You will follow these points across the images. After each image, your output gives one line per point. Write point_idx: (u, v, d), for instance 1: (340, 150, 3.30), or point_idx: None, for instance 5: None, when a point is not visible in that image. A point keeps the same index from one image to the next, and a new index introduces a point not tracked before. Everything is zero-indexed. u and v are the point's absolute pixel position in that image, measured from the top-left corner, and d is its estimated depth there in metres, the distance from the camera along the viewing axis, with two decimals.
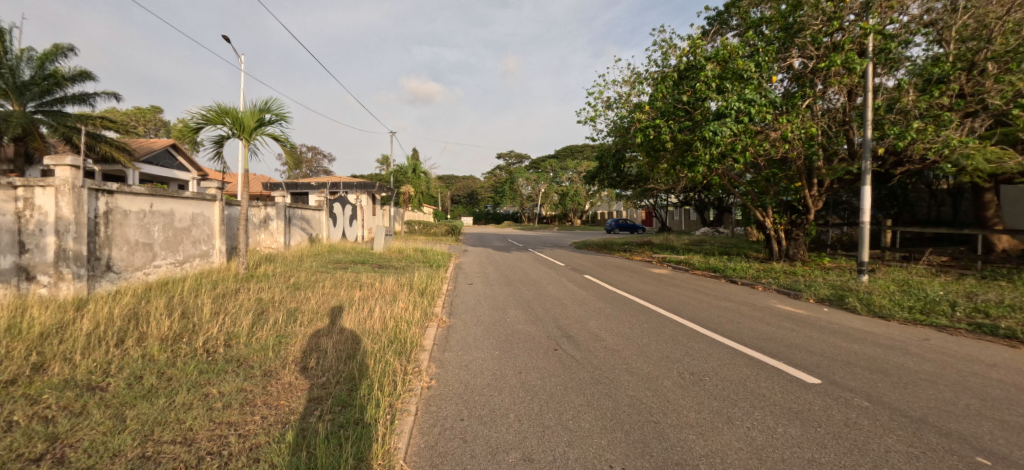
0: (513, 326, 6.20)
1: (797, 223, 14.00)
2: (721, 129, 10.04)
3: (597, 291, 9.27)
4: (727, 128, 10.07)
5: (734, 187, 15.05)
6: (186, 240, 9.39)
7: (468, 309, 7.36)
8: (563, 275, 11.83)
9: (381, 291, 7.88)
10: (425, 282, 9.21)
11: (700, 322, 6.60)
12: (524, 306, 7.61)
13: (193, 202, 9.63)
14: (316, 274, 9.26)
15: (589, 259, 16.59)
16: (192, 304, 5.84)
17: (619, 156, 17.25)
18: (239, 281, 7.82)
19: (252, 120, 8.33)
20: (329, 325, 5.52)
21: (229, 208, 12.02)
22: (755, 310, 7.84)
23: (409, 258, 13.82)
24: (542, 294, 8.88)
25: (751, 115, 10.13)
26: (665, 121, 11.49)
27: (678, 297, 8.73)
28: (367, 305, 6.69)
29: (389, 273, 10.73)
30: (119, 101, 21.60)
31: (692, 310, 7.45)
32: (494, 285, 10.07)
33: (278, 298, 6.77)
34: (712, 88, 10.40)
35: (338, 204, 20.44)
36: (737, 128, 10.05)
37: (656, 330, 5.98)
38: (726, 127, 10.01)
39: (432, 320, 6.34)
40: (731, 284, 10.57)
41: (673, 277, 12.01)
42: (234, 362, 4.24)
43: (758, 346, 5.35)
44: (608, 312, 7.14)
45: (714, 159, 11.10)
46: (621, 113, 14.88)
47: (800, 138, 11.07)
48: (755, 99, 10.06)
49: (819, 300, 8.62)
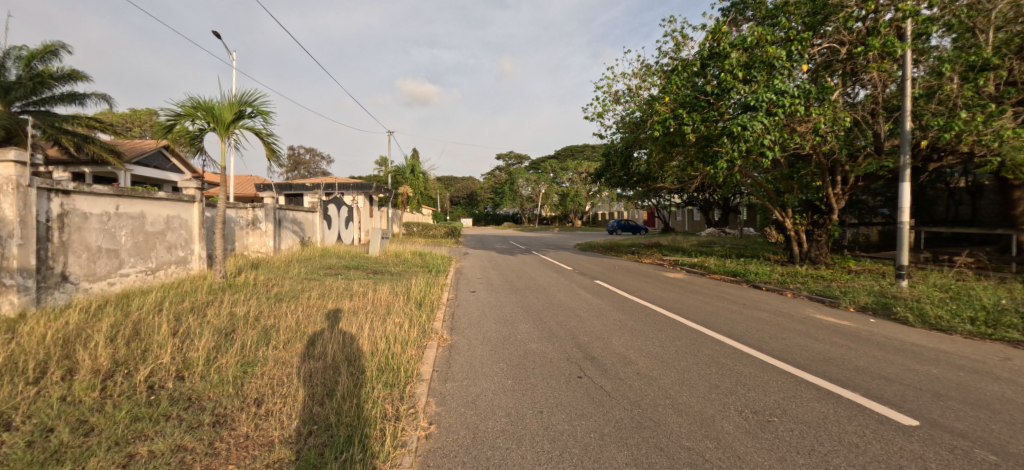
0: (525, 345, 5.34)
1: (819, 223, 13.11)
2: (751, 125, 9.26)
3: (613, 299, 8.39)
4: (759, 122, 9.29)
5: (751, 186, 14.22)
6: (159, 245, 8.50)
7: (471, 322, 6.49)
8: (573, 281, 10.95)
9: (374, 303, 7.01)
10: (422, 291, 8.34)
11: (738, 338, 5.73)
12: (534, 318, 6.74)
13: (167, 204, 8.76)
14: (301, 282, 8.37)
15: (597, 263, 15.69)
16: (153, 323, 4.98)
17: (628, 153, 16.42)
18: (212, 291, 6.94)
19: (229, 113, 7.37)
20: (310, 348, 4.66)
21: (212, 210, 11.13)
22: (793, 321, 6.97)
23: (406, 263, 12.92)
24: (552, 303, 8.00)
25: (782, 108, 9.33)
26: (686, 114, 10.68)
27: (703, 306, 7.86)
28: (357, 321, 5.82)
29: (383, 280, 9.82)
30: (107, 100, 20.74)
31: (724, 323, 6.57)
32: (499, 293, 9.17)
33: (257, 312, 5.91)
34: (739, 78, 9.61)
35: (333, 205, 19.53)
36: (768, 123, 9.28)
37: (692, 350, 5.11)
38: (757, 122, 9.24)
39: (431, 338, 5.48)
40: (756, 291, 9.69)
41: (691, 282, 11.13)
42: (182, 405, 3.36)
43: (819, 371, 4.49)
44: (630, 326, 6.27)
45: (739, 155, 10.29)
46: (632, 107, 14.06)
47: (831, 131, 10.27)
48: (786, 91, 9.26)
49: (861, 308, 7.75)
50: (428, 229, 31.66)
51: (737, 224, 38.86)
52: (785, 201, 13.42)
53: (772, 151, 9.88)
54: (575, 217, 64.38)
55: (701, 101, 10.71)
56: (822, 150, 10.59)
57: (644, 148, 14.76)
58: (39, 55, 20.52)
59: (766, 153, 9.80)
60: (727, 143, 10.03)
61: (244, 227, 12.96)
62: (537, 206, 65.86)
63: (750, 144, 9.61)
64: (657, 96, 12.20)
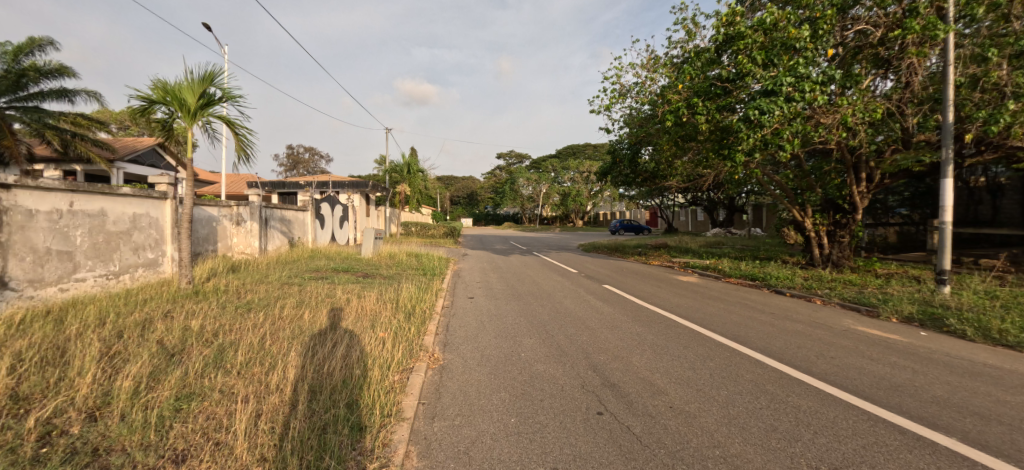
0: (531, 366, 4.54)
1: (841, 223, 12.27)
2: (770, 111, 8.34)
3: (626, 306, 7.58)
4: (778, 108, 8.39)
5: (768, 183, 13.36)
6: (123, 246, 7.67)
7: (468, 336, 5.66)
8: (580, 285, 10.10)
9: (359, 313, 6.18)
10: (411, 297, 7.48)
11: (780, 357, 4.93)
12: (539, 330, 5.92)
13: (134, 201, 7.93)
14: (281, 288, 7.55)
15: (603, 264, 14.84)
16: (79, 342, 4.13)
17: (637, 148, 15.58)
18: (175, 299, 6.13)
19: (194, 97, 6.58)
20: (272, 372, 3.85)
21: None
22: (834, 333, 6.14)
23: (400, 265, 12.11)
24: (559, 311, 7.17)
25: (804, 94, 8.39)
26: (698, 103, 9.87)
27: (730, 316, 7.05)
28: (334, 336, 5.00)
29: (373, 285, 8.99)
30: (93, 95, 19.86)
31: (758, 337, 5.76)
32: (498, 299, 8.33)
33: (222, 326, 5.09)
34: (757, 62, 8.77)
35: (326, 204, 18.70)
36: (789, 108, 8.38)
37: (731, 375, 4.30)
38: (777, 106, 8.33)
39: (419, 357, 4.65)
40: (781, 297, 8.88)
41: (707, 287, 10.30)
42: (80, 462, 2.53)
43: (892, 404, 3.69)
44: (651, 341, 5.45)
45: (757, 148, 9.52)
46: (641, 100, 13.20)
47: (861, 124, 9.36)
48: (807, 75, 8.35)
49: (905, 319, 6.93)
50: (426, 229, 30.81)
51: (742, 225, 38.00)
52: (804, 198, 12.54)
53: (790, 146, 9.04)
54: (576, 217, 63.55)
55: (716, 87, 9.94)
56: (851, 143, 9.72)
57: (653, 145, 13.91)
58: (25, 49, 19.36)
59: (782, 146, 8.93)
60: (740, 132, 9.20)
61: (228, 226, 12.12)
62: (538, 206, 65.00)
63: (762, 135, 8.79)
64: (668, 85, 11.39)
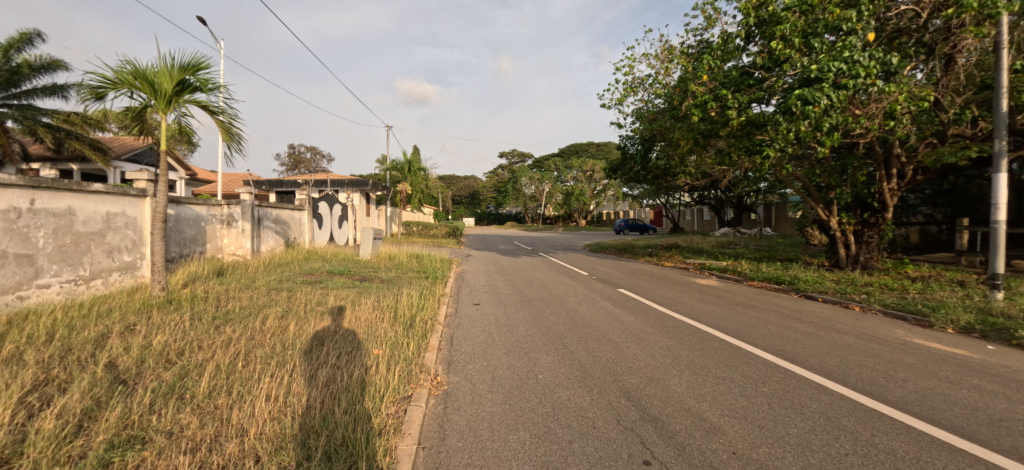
0: (553, 393, 3.82)
1: (870, 222, 11.57)
2: (817, 100, 7.38)
3: (648, 314, 6.86)
4: (826, 96, 7.39)
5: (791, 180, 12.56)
6: (95, 249, 6.98)
7: (475, 353, 4.91)
8: (594, 290, 9.37)
9: (351, 324, 5.46)
10: (410, 305, 6.74)
11: (843, 381, 4.20)
12: (555, 345, 5.19)
13: (107, 198, 7.23)
14: (266, 295, 6.83)
15: (614, 266, 14.11)
16: (6, 369, 3.39)
17: (649, 144, 14.77)
18: (146, 309, 5.43)
19: (169, 82, 5.86)
20: (236, 407, 3.13)
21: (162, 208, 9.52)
22: (891, 347, 5.40)
23: (400, 268, 11.40)
24: (575, 320, 6.44)
25: (856, 79, 7.37)
26: (726, 95, 8.89)
27: (766, 325, 6.32)
28: (320, 354, 4.27)
29: (370, 290, 8.28)
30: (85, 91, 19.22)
31: (807, 353, 5.03)
32: (505, 306, 7.56)
33: (190, 344, 4.35)
34: (795, 46, 8.00)
35: (324, 203, 18.01)
36: (837, 97, 7.37)
37: (793, 405, 3.58)
38: (825, 93, 7.33)
39: (420, 381, 3.91)
40: (814, 303, 8.15)
41: (730, 291, 9.57)
42: None
43: (1009, 450, 2.95)
44: (687, 359, 4.74)
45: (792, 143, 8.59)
46: (655, 93, 12.38)
47: (908, 113, 8.31)
48: (861, 59, 7.36)
49: (964, 330, 6.18)
50: (428, 229, 30.13)
51: (750, 224, 37.16)
52: (829, 196, 11.74)
53: (832, 137, 7.99)
54: (579, 217, 62.78)
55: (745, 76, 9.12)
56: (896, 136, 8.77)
57: (667, 141, 13.10)
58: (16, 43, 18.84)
59: (826, 139, 7.92)
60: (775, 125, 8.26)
61: (218, 227, 11.45)
62: (541, 205, 64.25)
63: (801, 127, 7.85)
64: (686, 75, 10.62)
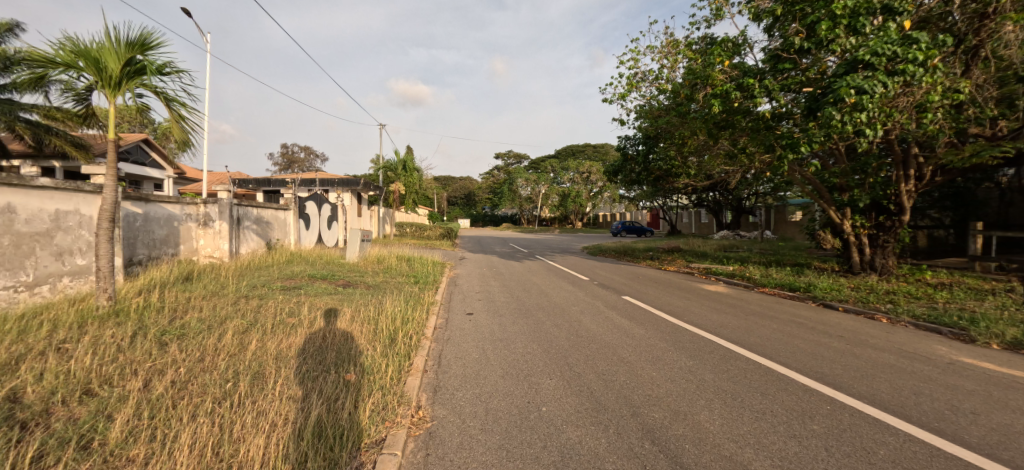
0: (561, 434, 3.10)
1: (886, 226, 10.97)
2: (874, 88, 6.57)
3: (660, 327, 6.18)
4: (880, 84, 6.63)
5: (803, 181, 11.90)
6: (39, 252, 6.20)
7: (463, 378, 4.16)
8: (597, 297, 8.69)
9: (323, 342, 4.72)
10: (394, 317, 6.01)
11: (905, 416, 3.52)
12: (559, 367, 4.48)
13: (55, 195, 6.45)
14: (232, 304, 6.08)
15: (615, 270, 13.42)
16: None
17: (652, 143, 14.04)
18: (84, 322, 4.67)
19: (116, 62, 5.16)
20: (151, 463, 2.39)
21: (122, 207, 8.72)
22: (940, 368, 4.75)
23: (389, 272, 10.67)
24: (580, 334, 5.74)
25: (912, 64, 6.67)
26: (754, 82, 8.01)
27: (793, 341, 5.65)
28: (273, 386, 3.50)
29: (352, 298, 7.54)
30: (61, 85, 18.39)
31: (850, 378, 4.36)
32: (499, 315, 6.83)
33: (119, 371, 3.57)
34: (841, 26, 7.11)
35: (312, 203, 17.24)
36: (891, 84, 6.62)
37: (857, 451, 2.90)
38: (881, 80, 6.56)
39: (397, 419, 3.18)
40: (835, 314, 7.50)
41: (742, 299, 8.91)
42: None
43: None
44: (714, 385, 4.05)
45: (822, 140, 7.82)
46: (659, 90, 11.68)
47: (943, 107, 7.81)
48: (921, 40, 6.67)
49: (1012, 346, 5.54)
50: (421, 230, 29.32)
51: (749, 228, 36.61)
52: (842, 197, 11.10)
53: (872, 131, 7.28)
54: (576, 219, 62.11)
55: (772, 64, 8.33)
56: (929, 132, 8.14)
57: (672, 140, 12.44)
58: None
59: (867, 132, 7.14)
60: (819, 118, 7.43)
61: (193, 227, 10.72)
62: (536, 207, 63.51)
63: (858, 119, 6.92)
64: (694, 67, 9.97)
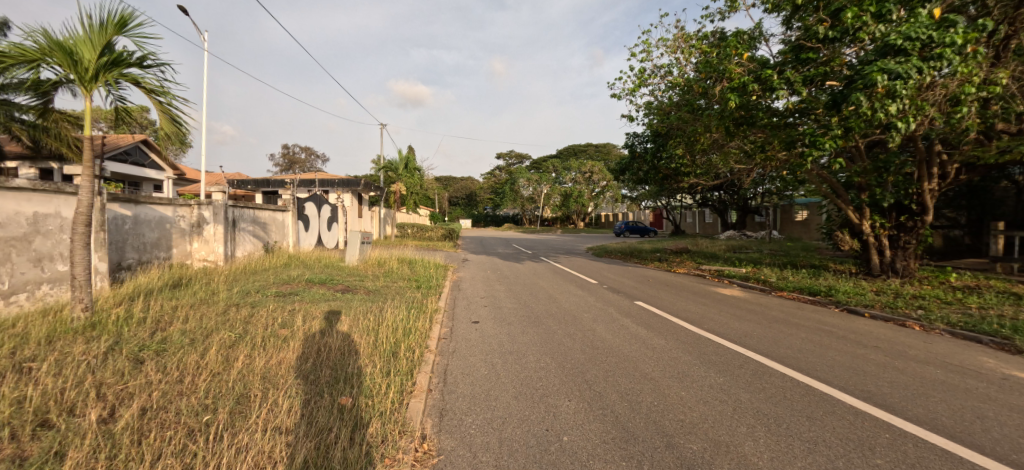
0: None
1: (907, 226, 10.53)
2: (909, 74, 6.14)
3: (681, 337, 5.75)
4: (915, 69, 6.20)
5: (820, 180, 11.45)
6: (15, 257, 5.79)
7: (471, 400, 3.73)
8: (609, 301, 8.26)
9: (316, 358, 4.30)
10: (395, 326, 5.58)
11: (976, 447, 3.09)
12: (577, 386, 4.06)
13: (33, 197, 6.05)
14: (221, 313, 5.66)
15: (624, 273, 12.99)
16: None
17: (662, 141, 13.59)
18: (57, 335, 4.28)
19: (90, 51, 4.76)
20: None
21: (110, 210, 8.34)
22: (994, 384, 4.31)
23: (390, 276, 10.25)
24: (596, 346, 5.31)
25: (948, 49, 6.25)
26: (775, 74, 7.62)
27: (827, 353, 5.22)
28: (257, 415, 3.07)
29: (351, 306, 7.12)
30: None
31: (901, 398, 3.92)
32: (507, 324, 6.41)
33: (81, 397, 3.14)
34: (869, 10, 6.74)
35: (312, 204, 16.86)
36: (926, 70, 6.23)
37: None
38: (916, 65, 6.14)
39: (398, 454, 2.76)
40: (863, 321, 7.07)
41: (761, 304, 8.47)
42: None
43: None
44: (752, 408, 3.62)
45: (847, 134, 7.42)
46: (669, 86, 11.33)
47: (976, 100, 7.38)
48: (957, 23, 6.27)
49: None
50: (423, 231, 28.92)
51: (755, 228, 36.09)
52: (862, 197, 10.66)
53: (905, 124, 6.84)
54: (578, 219, 61.63)
55: (794, 55, 7.93)
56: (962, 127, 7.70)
57: (683, 137, 12.04)
58: None
59: (900, 124, 6.69)
60: (844, 109, 7.02)
61: (187, 230, 10.34)
62: (539, 207, 63.04)
63: (891, 108, 6.46)
64: (708, 61, 9.58)
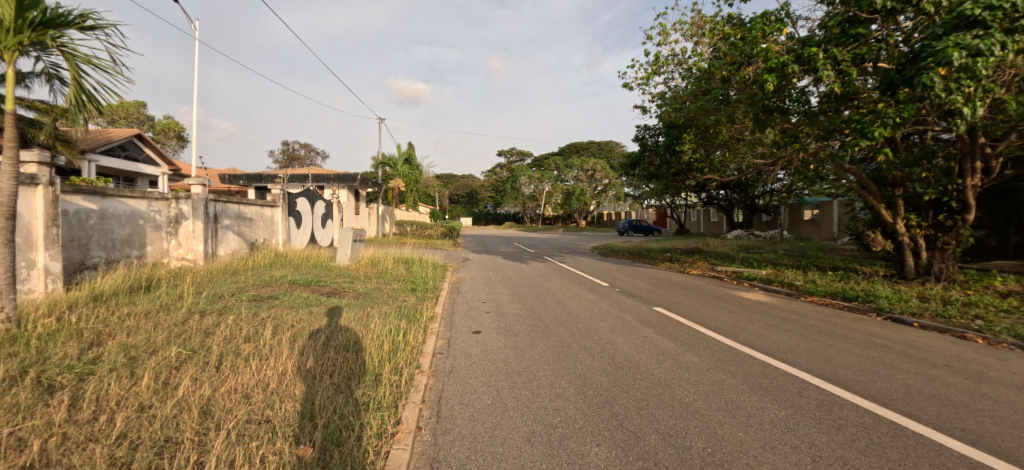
0: None
1: (946, 225, 9.68)
2: (990, 48, 5.29)
3: (717, 353, 4.90)
4: (999, 44, 5.33)
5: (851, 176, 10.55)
6: None
7: (471, 446, 2.87)
8: (625, 307, 7.42)
9: (278, 384, 3.46)
10: (380, 340, 4.73)
11: None
12: (605, 424, 3.21)
13: None
14: (175, 323, 4.81)
15: (635, 274, 12.14)
16: None
17: (676, 132, 12.67)
18: None
19: (9, 7, 4.03)
20: None
21: (66, 202, 7.46)
22: None
23: (383, 277, 9.41)
24: (620, 365, 4.46)
25: None
26: (819, 52, 6.73)
27: (897, 377, 4.38)
28: None
29: (335, 313, 6.27)
30: None
31: (1018, 442, 3.09)
32: (512, 335, 5.57)
33: None
34: None
35: (304, 199, 15.99)
36: (1011, 45, 5.35)
37: None
38: (1000, 39, 5.30)
39: None
40: (917, 333, 6.23)
41: (793, 311, 7.61)
42: None
43: None
44: (836, 458, 2.80)
45: (901, 124, 6.47)
46: (686, 73, 10.46)
47: None
48: None
49: None
50: (421, 228, 28.05)
51: (761, 227, 35.26)
52: (897, 193, 9.80)
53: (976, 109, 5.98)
54: (580, 217, 60.75)
55: (841, 30, 7.00)
56: None
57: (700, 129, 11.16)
58: None
59: (969, 109, 5.82)
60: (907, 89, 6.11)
61: (163, 226, 9.52)
62: (540, 205, 62.22)
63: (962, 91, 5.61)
64: (732, 43, 8.71)
